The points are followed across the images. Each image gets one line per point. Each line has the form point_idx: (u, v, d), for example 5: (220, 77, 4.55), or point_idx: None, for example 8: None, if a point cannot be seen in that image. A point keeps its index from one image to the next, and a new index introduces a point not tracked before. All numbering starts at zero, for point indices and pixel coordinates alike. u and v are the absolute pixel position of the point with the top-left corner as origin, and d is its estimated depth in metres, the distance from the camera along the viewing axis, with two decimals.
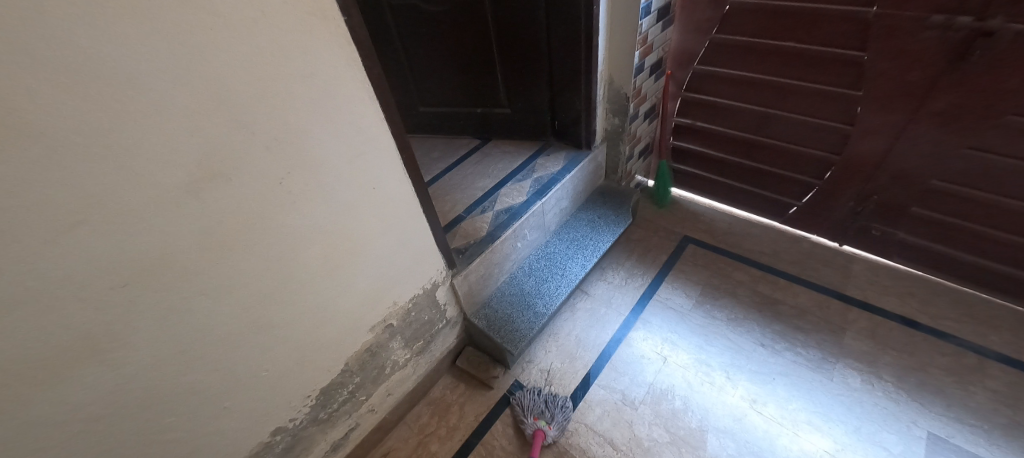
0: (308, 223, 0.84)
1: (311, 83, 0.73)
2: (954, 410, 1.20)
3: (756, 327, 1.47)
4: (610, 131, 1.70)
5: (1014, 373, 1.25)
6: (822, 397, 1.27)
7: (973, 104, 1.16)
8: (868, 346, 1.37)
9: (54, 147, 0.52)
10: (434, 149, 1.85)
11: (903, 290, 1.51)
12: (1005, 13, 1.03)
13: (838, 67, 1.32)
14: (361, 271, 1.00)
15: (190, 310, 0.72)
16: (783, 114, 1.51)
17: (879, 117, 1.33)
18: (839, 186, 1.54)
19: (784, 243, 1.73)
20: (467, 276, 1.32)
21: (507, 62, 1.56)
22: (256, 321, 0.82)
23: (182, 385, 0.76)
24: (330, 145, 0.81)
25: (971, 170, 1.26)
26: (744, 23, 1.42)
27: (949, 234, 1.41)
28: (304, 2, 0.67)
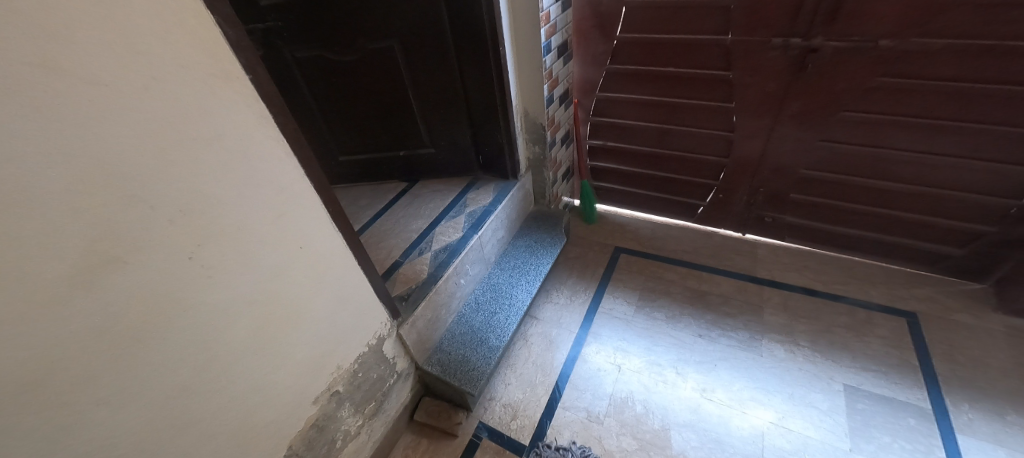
0: (232, 297, 0.75)
1: (220, 145, 0.68)
2: (859, 360, 1.39)
3: (693, 321, 1.59)
4: (532, 160, 1.79)
5: (893, 320, 1.49)
6: (757, 373, 1.40)
7: (818, 105, 1.42)
8: (784, 319, 1.54)
9: None
10: (359, 197, 1.79)
11: (800, 265, 1.74)
12: (823, 33, 1.29)
13: (713, 85, 1.54)
14: (299, 340, 0.90)
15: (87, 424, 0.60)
16: (678, 128, 1.70)
17: (751, 122, 1.56)
18: (733, 184, 1.76)
19: (700, 240, 1.92)
20: (414, 324, 1.27)
21: (424, 104, 1.58)
22: (176, 421, 0.70)
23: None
24: (249, 208, 0.74)
25: (829, 158, 1.52)
26: (632, 54, 1.60)
27: (825, 212, 1.66)
28: (203, 63, 0.63)
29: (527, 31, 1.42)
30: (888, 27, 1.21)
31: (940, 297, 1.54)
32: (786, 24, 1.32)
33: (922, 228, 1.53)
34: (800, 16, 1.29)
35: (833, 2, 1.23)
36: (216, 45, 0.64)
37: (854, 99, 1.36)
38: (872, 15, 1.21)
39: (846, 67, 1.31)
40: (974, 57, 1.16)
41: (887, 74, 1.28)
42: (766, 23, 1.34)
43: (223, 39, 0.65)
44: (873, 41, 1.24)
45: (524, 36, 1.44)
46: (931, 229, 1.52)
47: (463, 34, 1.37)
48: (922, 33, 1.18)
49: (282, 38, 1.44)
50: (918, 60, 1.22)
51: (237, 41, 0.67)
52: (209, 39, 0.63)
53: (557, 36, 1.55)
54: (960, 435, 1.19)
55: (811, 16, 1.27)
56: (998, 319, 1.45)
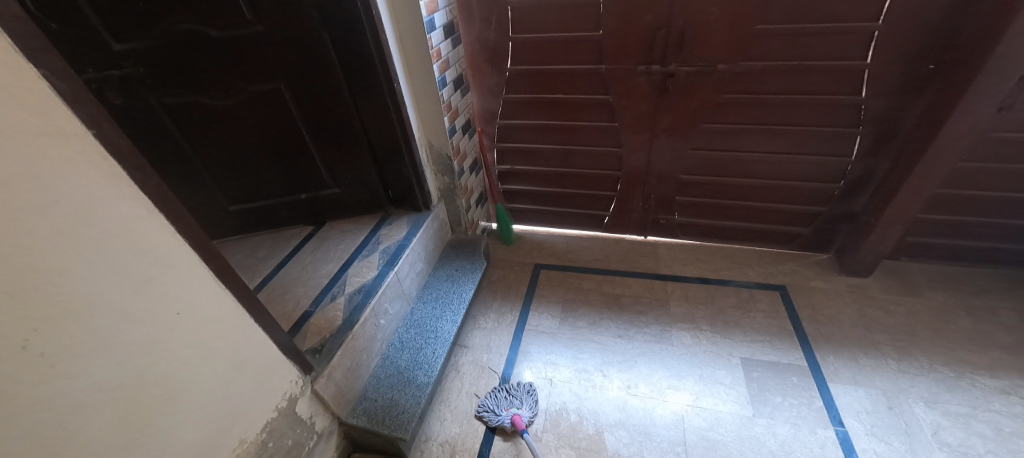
0: (89, 384, 0.64)
1: (56, 210, 0.59)
2: (749, 334, 1.59)
3: (612, 323, 1.69)
4: (442, 190, 1.80)
5: (768, 294, 1.74)
6: (672, 361, 1.53)
7: (683, 120, 1.65)
8: (686, 309, 1.72)
9: None
10: (257, 248, 1.65)
11: (693, 258, 1.96)
12: (676, 60, 1.51)
13: (597, 107, 1.71)
14: (188, 419, 0.80)
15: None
16: (574, 147, 1.85)
17: (634, 137, 1.75)
18: (629, 194, 1.95)
19: (609, 247, 2.07)
20: (330, 376, 1.18)
21: (321, 144, 1.52)
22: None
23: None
24: (102, 279, 0.65)
25: (700, 163, 1.75)
26: (522, 84, 1.72)
27: (705, 210, 1.91)
28: (27, 123, 0.56)
29: (418, 67, 1.47)
30: (721, 53, 1.46)
31: (800, 269, 1.83)
32: (646, 53, 1.53)
33: (778, 214, 1.82)
34: (655, 46, 1.50)
35: (677, 34, 1.45)
36: (43, 101, 0.57)
37: (709, 112, 1.60)
38: (708, 44, 1.45)
39: (698, 86, 1.55)
40: (785, 74, 1.45)
41: (728, 91, 1.53)
42: (630, 53, 1.54)
43: (54, 95, 0.58)
44: (713, 65, 1.49)
45: (416, 72, 1.47)
46: (784, 214, 1.81)
47: (353, 73, 1.36)
48: (746, 58, 1.45)
49: (144, 85, 1.31)
50: (748, 79, 1.49)
51: (73, 96, 0.60)
52: (35, 96, 0.56)
53: (450, 70, 1.61)
54: (830, 383, 1.41)
55: (663, 46, 1.49)
56: (842, 281, 1.76)
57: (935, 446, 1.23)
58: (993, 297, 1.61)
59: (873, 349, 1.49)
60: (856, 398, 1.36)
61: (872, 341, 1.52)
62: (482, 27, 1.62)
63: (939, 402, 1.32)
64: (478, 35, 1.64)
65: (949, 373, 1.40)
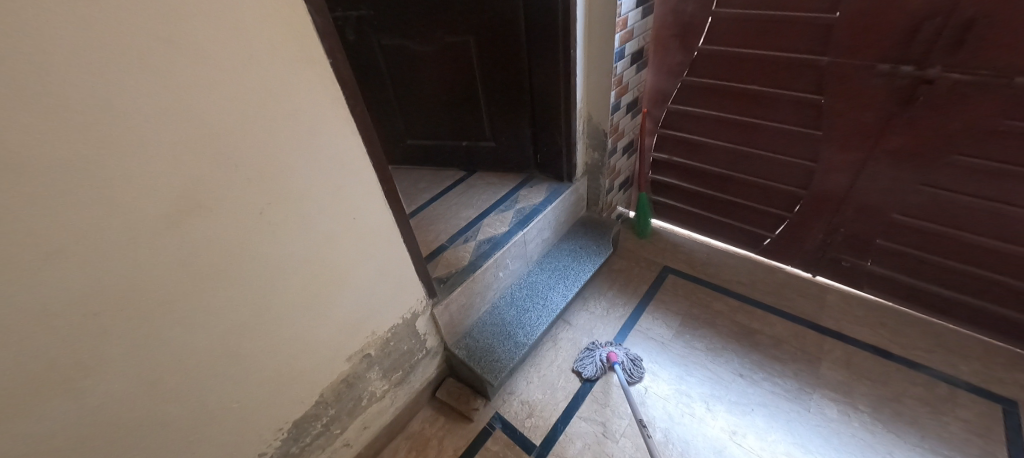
0: (287, 252, 0.84)
1: (295, 118, 0.76)
2: (928, 441, 1.21)
3: (735, 357, 1.48)
4: (590, 165, 1.76)
5: (984, 404, 1.27)
6: (798, 428, 1.28)
7: (925, 145, 1.25)
8: (844, 377, 1.38)
9: (50, 184, 0.54)
10: (419, 180, 1.91)
11: (876, 321, 1.54)
12: (942, 63, 1.12)
13: (800, 108, 1.41)
14: (340, 302, 1.00)
15: (156, 343, 0.71)
16: (754, 151, 1.59)
17: (840, 154, 1.41)
18: (808, 220, 1.61)
19: (761, 274, 1.77)
20: (447, 306, 1.33)
21: (490, 99, 1.63)
22: (224, 354, 0.81)
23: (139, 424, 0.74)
24: (311, 178, 0.83)
25: (929, 205, 1.33)
26: (712, 68, 1.52)
27: (916, 266, 1.46)
28: (290, 46, 0.71)
29: (601, 35, 1.41)
30: None
31: None
32: (896, 49, 1.17)
33: None
34: (916, 41, 1.13)
35: (960, 28, 1.06)
36: (305, 31, 0.73)
37: (970, 142, 1.17)
38: (1009, 46, 1.03)
39: (967, 103, 1.13)
40: None
41: (1020, 118, 1.08)
42: (872, 46, 1.20)
43: (310, 26, 0.73)
44: (1006, 77, 1.06)
45: (598, 40, 1.42)
46: None
47: (536, 34, 1.39)
48: None
49: (371, 25, 1.56)
50: None
51: (322, 28, 0.75)
52: (299, 25, 0.71)
53: (633, 43, 1.51)
54: None
55: (930, 42, 1.12)
56: None
57: None
58: None
59: None
60: None
61: None
62: None
63: None
64: (675, 6, 1.49)
65: None
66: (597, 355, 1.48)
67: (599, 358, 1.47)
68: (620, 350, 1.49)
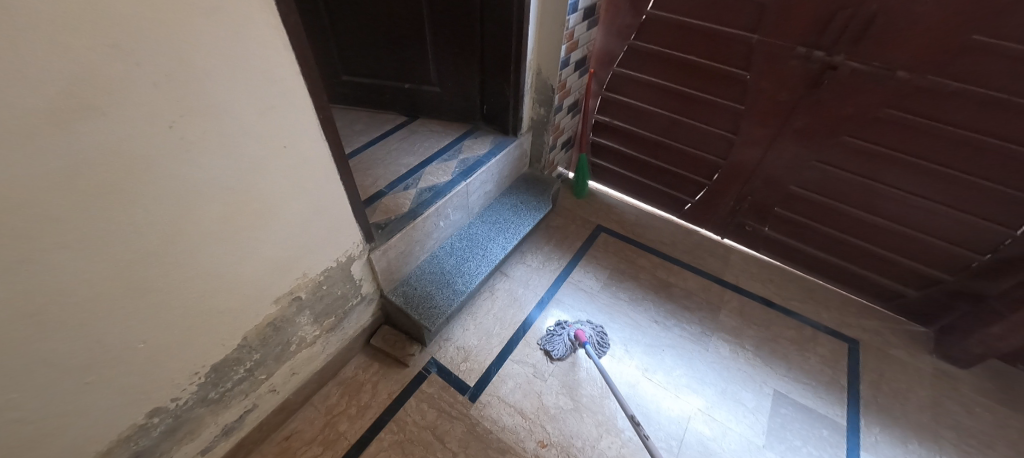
0: (207, 176, 0.75)
1: (216, 20, 0.66)
2: (793, 371, 1.48)
3: (652, 306, 1.65)
4: (535, 120, 1.77)
5: (836, 343, 1.57)
6: (698, 365, 1.47)
7: (824, 125, 1.43)
8: (737, 322, 1.62)
9: None
10: (355, 122, 1.78)
11: (766, 277, 1.80)
12: (846, 52, 1.28)
13: (728, 83, 1.53)
14: (269, 239, 0.92)
15: (35, 265, 0.61)
16: (686, 121, 1.71)
17: (755, 129, 1.57)
18: (723, 187, 1.79)
19: (679, 235, 1.96)
20: (385, 252, 1.29)
21: (438, 39, 1.54)
22: (126, 285, 0.72)
23: (17, 360, 0.64)
24: (234, 94, 0.73)
25: (818, 179, 1.55)
26: (657, 34, 1.58)
27: (801, 232, 1.71)
28: None
29: None
30: (909, 59, 1.21)
31: (884, 332, 1.62)
32: (812, 35, 1.31)
33: (887, 264, 1.60)
34: (829, 29, 1.28)
35: (864, 22, 1.22)
36: None
37: (857, 125, 1.38)
38: (896, 43, 1.21)
39: (858, 91, 1.32)
40: (980, 106, 1.18)
41: (896, 107, 1.29)
42: (794, 28, 1.33)
43: None
44: (891, 70, 1.25)
45: None
46: (895, 267, 1.58)
47: None
48: (941, 72, 1.19)
49: None
50: (929, 99, 1.23)
51: None
52: None
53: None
54: (863, 452, 1.29)
55: (839, 31, 1.26)
56: (930, 362, 1.54)
57: None
58: None
59: (931, 441, 1.32)
60: None
61: (935, 433, 1.34)
62: None
63: None
64: None
65: None
66: (565, 334, 1.48)
67: (567, 337, 1.47)
68: (587, 328, 1.51)
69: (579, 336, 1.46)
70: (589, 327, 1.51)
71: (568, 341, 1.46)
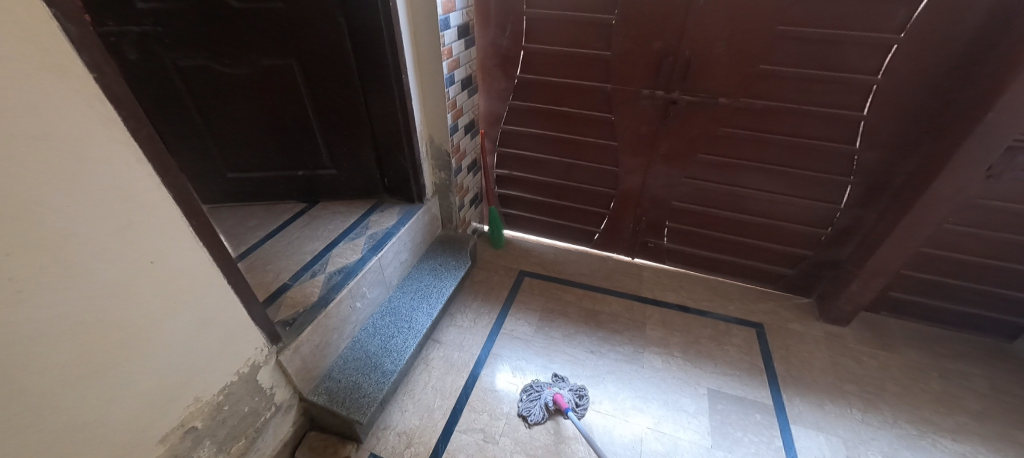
0: (51, 315, 0.66)
1: (44, 145, 0.61)
2: (719, 366, 1.60)
3: (586, 337, 1.70)
4: (437, 185, 1.82)
5: (746, 330, 1.74)
6: (638, 384, 1.53)
7: (683, 148, 1.68)
8: (662, 333, 1.72)
9: None
10: (248, 217, 1.68)
11: (676, 285, 1.97)
12: (680, 88, 1.54)
13: (600, 124, 1.74)
14: (146, 368, 0.81)
15: None
16: (574, 162, 1.88)
17: (631, 159, 1.78)
18: (620, 213, 1.97)
19: (594, 264, 2.08)
20: (297, 350, 1.19)
21: (325, 125, 1.55)
22: None
23: None
24: (77, 218, 0.66)
25: (692, 192, 1.78)
26: (530, 92, 1.76)
27: (694, 239, 1.93)
28: (26, 56, 0.58)
29: (428, 62, 1.49)
30: (726, 87, 1.49)
31: (780, 310, 1.84)
32: (651, 78, 1.57)
33: (764, 252, 1.84)
34: (661, 72, 1.54)
35: (684, 63, 1.49)
36: (50, 41, 0.60)
37: (707, 144, 1.63)
38: (712, 77, 1.49)
39: (698, 117, 1.58)
40: (785, 115, 1.48)
41: (729, 125, 1.56)
42: (636, 74, 1.57)
43: (59, 33, 0.60)
44: (715, 98, 1.52)
45: (426, 66, 1.50)
46: (771, 253, 1.83)
47: (364, 58, 1.39)
48: (750, 94, 1.48)
49: (160, 42, 1.33)
50: (749, 115, 1.52)
51: (77, 37, 0.62)
52: (41, 33, 0.59)
53: (460, 70, 1.63)
54: (793, 425, 1.41)
55: (669, 73, 1.53)
56: (820, 327, 1.77)
57: None
58: (965, 363, 1.61)
59: (840, 397, 1.49)
60: (816, 442, 1.36)
61: (841, 389, 1.52)
62: (498, 33, 1.66)
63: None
64: (492, 40, 1.69)
65: (914, 432, 1.39)
66: (542, 399, 1.41)
67: (544, 401, 1.41)
68: (565, 391, 1.43)
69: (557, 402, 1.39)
70: (566, 390, 1.44)
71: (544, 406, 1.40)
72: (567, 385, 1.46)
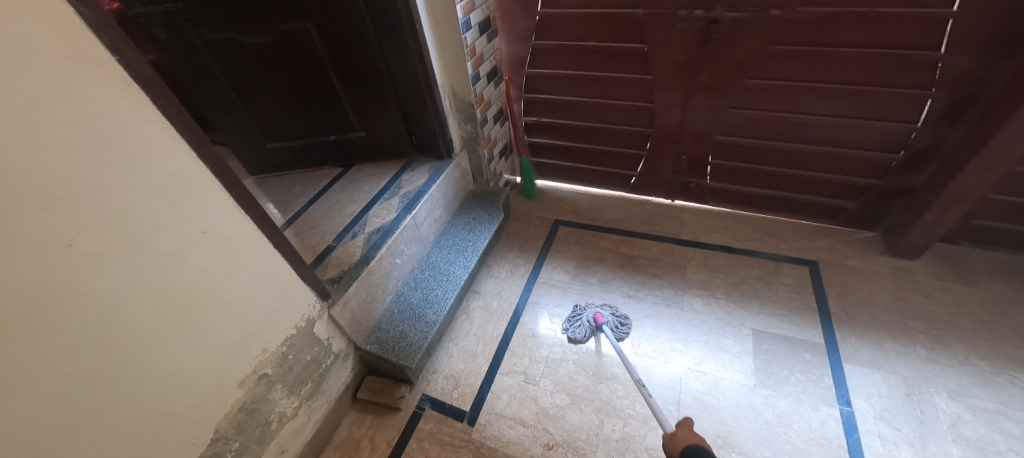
0: (127, 282, 0.74)
1: (86, 130, 0.66)
2: (766, 306, 1.54)
3: (623, 282, 1.69)
4: (466, 138, 1.80)
5: (798, 269, 1.65)
6: (679, 326, 1.51)
7: (726, 74, 1.52)
8: (704, 276, 1.67)
9: None
10: (292, 185, 1.77)
11: (721, 226, 1.87)
12: (722, 4, 1.38)
13: (632, 58, 1.61)
14: (215, 325, 0.91)
15: None
16: (605, 102, 1.78)
17: (668, 93, 1.65)
18: (658, 154, 1.87)
19: (633, 208, 2.02)
20: (346, 305, 1.28)
21: (349, 87, 1.56)
22: (69, 413, 0.70)
23: None
24: (130, 195, 0.73)
25: (739, 124, 1.64)
26: (554, 30, 1.65)
27: (740, 175, 1.80)
28: (56, 46, 0.62)
29: (441, 9, 1.42)
30: None
31: (838, 246, 1.71)
32: None
33: (821, 184, 1.69)
34: None
35: None
36: (72, 28, 0.63)
37: (753, 67, 1.47)
38: None
39: (743, 36, 1.41)
40: (849, 23, 1.28)
41: (780, 43, 1.39)
42: None
43: (78, 19, 0.63)
44: (764, 11, 1.34)
45: (440, 13, 1.44)
46: (829, 185, 1.68)
47: (378, 10, 1.35)
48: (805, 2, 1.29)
49: (185, 19, 1.37)
50: (804, 27, 1.34)
51: (94, 20, 0.65)
52: (63, 20, 0.62)
53: (477, 13, 1.55)
54: (846, 363, 1.35)
55: None
56: (884, 262, 1.63)
57: (950, 438, 1.16)
58: None
59: (904, 335, 1.39)
60: (871, 380, 1.30)
61: (904, 326, 1.42)
62: None
63: (965, 395, 1.24)
64: None
65: (988, 368, 1.28)
66: (584, 319, 1.52)
67: (585, 320, 1.51)
68: (606, 312, 1.53)
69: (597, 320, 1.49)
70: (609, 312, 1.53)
71: (585, 325, 1.51)
72: (610, 308, 1.55)
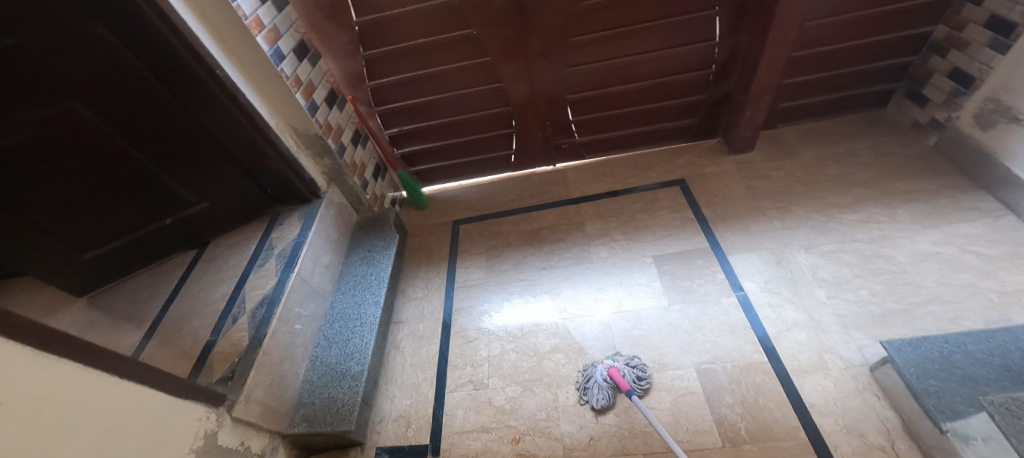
0: None
1: None
2: (657, 232, 1.69)
3: (535, 257, 1.73)
4: (328, 172, 1.67)
5: (671, 190, 1.83)
6: (593, 277, 1.61)
7: (554, 38, 1.59)
8: (600, 225, 1.78)
9: None
10: (137, 291, 1.46)
11: (601, 174, 2.00)
12: None
13: (465, 44, 1.61)
14: None
15: None
16: (457, 93, 1.77)
17: (510, 68, 1.69)
18: (525, 127, 1.91)
19: (520, 185, 2.06)
20: (251, 398, 1.14)
21: (165, 159, 1.33)
22: None
23: None
24: None
25: (582, 79, 1.74)
26: (377, 36, 1.58)
27: (600, 125, 1.93)
28: None
29: (240, 46, 1.30)
30: None
31: (695, 159, 1.93)
32: None
33: (666, 111, 1.88)
34: None
35: None
36: None
37: (573, 24, 1.56)
38: None
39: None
40: None
41: None
42: None
43: None
44: None
45: (240, 51, 1.31)
46: (671, 110, 1.87)
47: (156, 59, 1.17)
48: None
49: None
50: None
51: None
52: None
53: (286, 39, 1.43)
54: (729, 256, 1.54)
55: None
56: (732, 160, 1.88)
57: (815, 284, 1.40)
58: (851, 141, 1.79)
59: (761, 215, 1.63)
60: (751, 262, 1.51)
61: (760, 208, 1.66)
62: None
63: (815, 246, 1.50)
64: None
65: (823, 218, 1.57)
66: (598, 378, 1.28)
67: (601, 379, 1.27)
68: (620, 364, 1.30)
69: (616, 379, 1.24)
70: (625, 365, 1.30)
71: (602, 386, 1.26)
72: (623, 358, 1.32)
